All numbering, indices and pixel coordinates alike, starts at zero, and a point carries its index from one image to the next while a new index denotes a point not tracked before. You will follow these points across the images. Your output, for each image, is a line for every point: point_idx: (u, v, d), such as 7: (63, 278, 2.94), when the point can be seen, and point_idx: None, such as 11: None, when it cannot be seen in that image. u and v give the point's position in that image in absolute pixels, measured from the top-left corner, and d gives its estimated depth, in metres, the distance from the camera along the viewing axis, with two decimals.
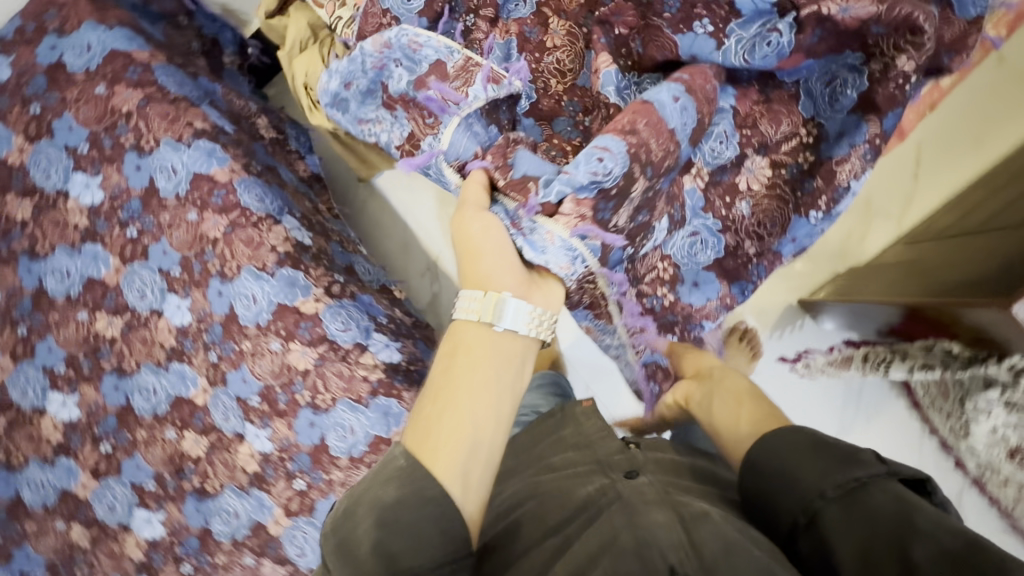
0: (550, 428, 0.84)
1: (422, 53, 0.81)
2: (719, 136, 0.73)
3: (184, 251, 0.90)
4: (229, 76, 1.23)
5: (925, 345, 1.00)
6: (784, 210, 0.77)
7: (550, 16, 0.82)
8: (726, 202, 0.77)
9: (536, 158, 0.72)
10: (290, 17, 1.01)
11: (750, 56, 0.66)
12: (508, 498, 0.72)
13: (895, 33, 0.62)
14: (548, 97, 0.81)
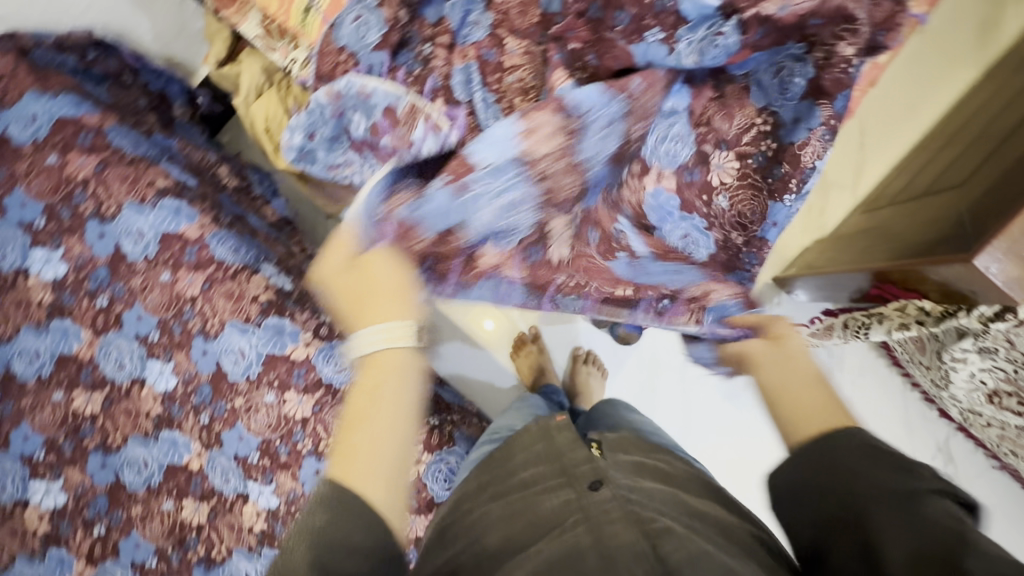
0: (528, 442, 0.80)
1: (373, 99, 0.85)
2: (674, 137, 0.73)
3: (161, 314, 0.88)
4: (180, 127, 1.18)
5: (898, 306, 0.97)
6: (759, 198, 0.73)
7: (504, 36, 0.84)
8: (704, 200, 0.74)
9: (445, 199, 0.67)
10: (242, 63, 1.01)
11: (700, 57, 0.68)
12: (478, 515, 0.70)
13: (831, 23, 0.63)
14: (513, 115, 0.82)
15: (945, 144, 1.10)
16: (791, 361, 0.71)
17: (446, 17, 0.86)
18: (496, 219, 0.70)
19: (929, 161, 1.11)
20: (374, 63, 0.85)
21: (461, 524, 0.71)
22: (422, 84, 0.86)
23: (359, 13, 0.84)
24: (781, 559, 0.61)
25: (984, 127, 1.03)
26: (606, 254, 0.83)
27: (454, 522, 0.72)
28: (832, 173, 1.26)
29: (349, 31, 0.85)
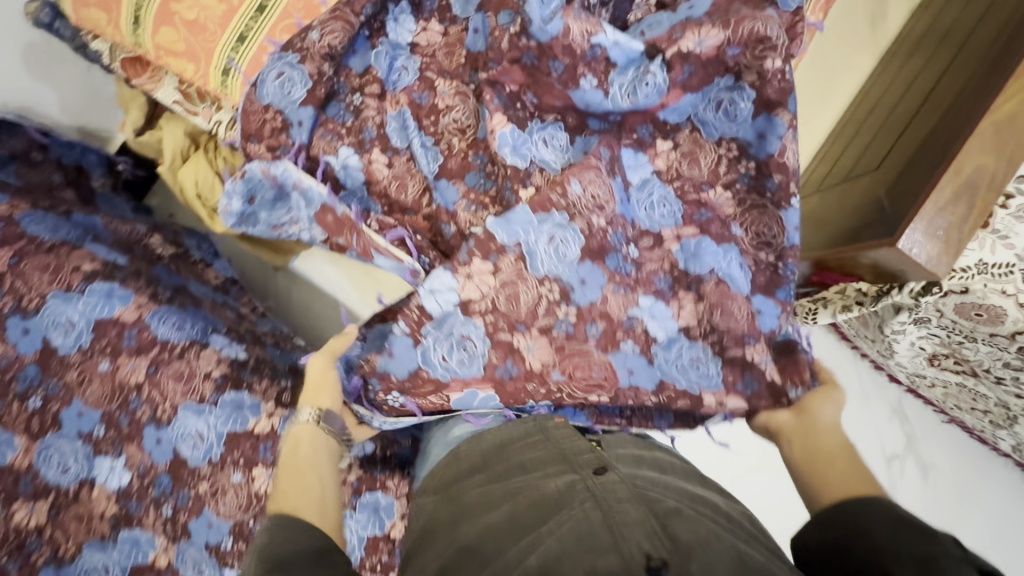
0: (522, 437, 0.67)
1: (310, 194, 0.83)
2: (659, 202, 0.78)
3: (103, 407, 0.82)
4: (103, 200, 1.14)
5: (839, 289, 1.01)
6: (767, 212, 0.76)
7: (434, 79, 0.86)
8: (724, 230, 0.77)
9: (401, 346, 0.73)
10: (161, 128, 0.96)
11: (635, 97, 0.75)
12: (473, 497, 0.59)
13: (750, 49, 0.73)
14: (454, 156, 0.84)
15: (861, 128, 1.19)
16: (816, 438, 0.65)
17: (372, 65, 0.86)
18: (457, 366, 0.72)
19: (850, 146, 1.19)
20: (306, 117, 0.82)
21: (443, 516, 0.60)
22: (359, 135, 0.85)
23: (280, 69, 0.81)
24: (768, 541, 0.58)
25: (894, 110, 1.12)
26: (609, 354, 0.73)
27: (433, 510, 0.62)
28: None
29: (273, 90, 0.81)
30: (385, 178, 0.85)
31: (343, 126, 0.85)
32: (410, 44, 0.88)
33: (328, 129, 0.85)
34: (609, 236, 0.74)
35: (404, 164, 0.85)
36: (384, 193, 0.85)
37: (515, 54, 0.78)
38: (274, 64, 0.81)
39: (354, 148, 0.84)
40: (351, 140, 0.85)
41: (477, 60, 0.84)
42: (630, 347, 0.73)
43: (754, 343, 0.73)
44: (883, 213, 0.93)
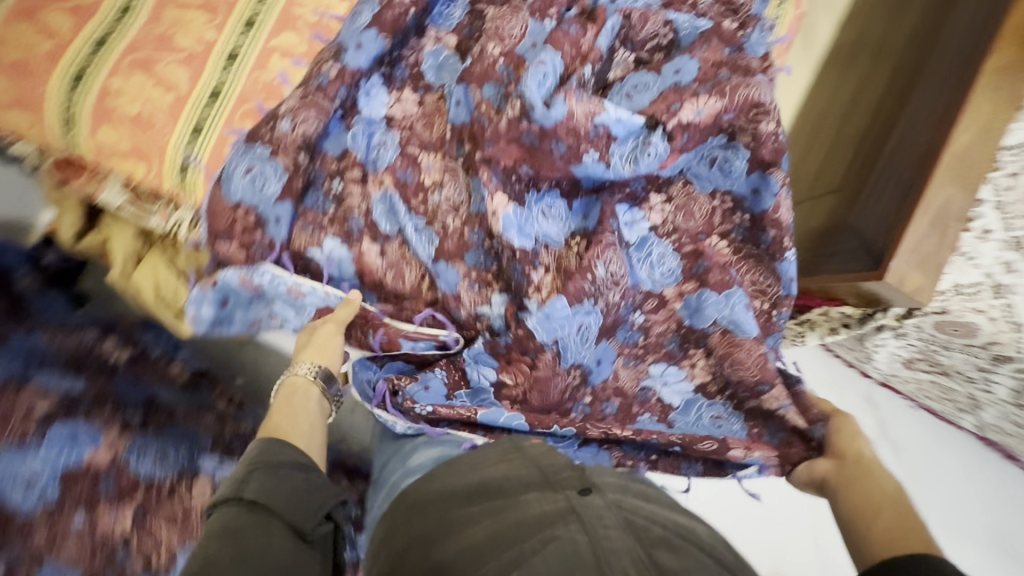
0: (497, 453, 0.68)
1: (306, 299, 0.79)
2: (659, 258, 0.81)
3: (85, 568, 0.65)
4: (39, 299, 1.01)
5: (823, 311, 1.05)
6: (763, 263, 0.82)
7: (417, 154, 0.82)
8: (726, 278, 0.80)
9: (440, 392, 0.79)
10: (104, 230, 0.85)
11: (637, 165, 0.76)
12: (452, 518, 0.58)
13: (745, 114, 0.77)
14: (450, 236, 0.80)
15: (825, 144, 1.23)
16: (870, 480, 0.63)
17: (350, 146, 0.81)
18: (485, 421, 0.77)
19: (818, 164, 1.24)
20: (284, 212, 0.77)
21: (419, 535, 0.58)
22: (345, 225, 0.80)
23: (249, 165, 0.74)
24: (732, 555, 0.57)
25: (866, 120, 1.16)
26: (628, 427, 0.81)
27: (404, 526, 0.61)
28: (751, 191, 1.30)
29: (243, 185, 0.75)
30: (379, 267, 0.80)
31: (327, 215, 0.80)
32: (385, 117, 0.82)
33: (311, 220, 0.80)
34: (620, 310, 0.80)
35: (396, 250, 0.81)
36: (379, 283, 0.81)
37: (514, 136, 0.76)
38: (241, 158, 0.74)
39: (341, 239, 0.80)
40: (335, 230, 0.80)
41: (464, 132, 0.80)
42: (647, 416, 0.82)
43: (768, 390, 0.80)
44: (882, 228, 0.92)
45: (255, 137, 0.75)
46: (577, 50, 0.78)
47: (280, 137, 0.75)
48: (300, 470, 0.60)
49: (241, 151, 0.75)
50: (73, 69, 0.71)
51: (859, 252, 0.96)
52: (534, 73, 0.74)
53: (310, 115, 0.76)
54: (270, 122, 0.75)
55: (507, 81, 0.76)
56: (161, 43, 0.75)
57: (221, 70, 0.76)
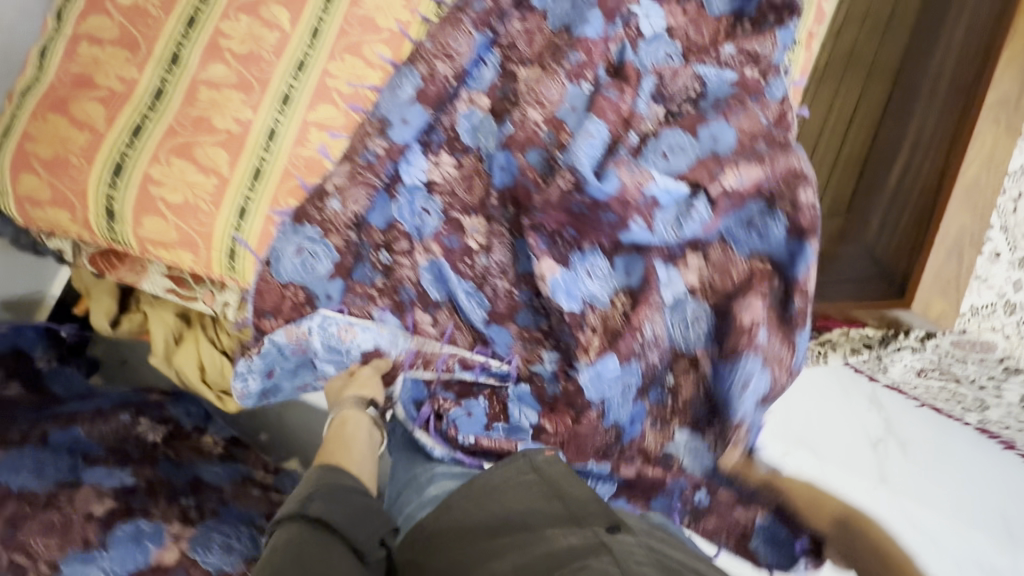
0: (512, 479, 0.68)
1: (355, 339, 0.79)
2: (692, 319, 0.79)
3: None
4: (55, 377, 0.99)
5: (844, 333, 1.10)
6: (786, 329, 0.75)
7: (461, 218, 0.82)
8: (747, 338, 0.74)
9: (478, 422, 0.79)
10: (142, 311, 0.83)
11: (681, 230, 0.77)
12: (479, 552, 0.58)
13: (786, 181, 0.77)
14: (500, 299, 0.81)
15: (830, 160, 1.24)
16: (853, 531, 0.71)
17: (395, 216, 0.81)
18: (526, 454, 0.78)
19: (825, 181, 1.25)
20: (336, 288, 0.78)
21: None
22: (395, 295, 0.80)
23: (300, 246, 0.76)
24: None
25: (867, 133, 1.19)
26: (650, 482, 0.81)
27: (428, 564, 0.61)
28: None
29: (294, 268, 0.76)
30: (433, 335, 0.81)
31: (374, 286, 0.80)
32: (427, 183, 0.82)
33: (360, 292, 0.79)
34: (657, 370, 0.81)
35: (447, 317, 0.82)
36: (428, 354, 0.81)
37: (564, 205, 0.78)
38: (291, 239, 0.75)
39: (392, 310, 0.80)
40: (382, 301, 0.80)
41: (508, 196, 0.82)
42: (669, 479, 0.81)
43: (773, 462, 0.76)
44: (916, 245, 0.95)
45: (303, 217, 0.76)
46: (618, 114, 0.80)
47: (327, 215, 0.77)
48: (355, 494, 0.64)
49: (288, 236, 0.75)
50: (112, 161, 0.70)
51: (895, 273, 0.98)
52: (584, 144, 0.77)
53: (353, 197, 0.78)
54: (319, 201, 0.77)
55: (551, 146, 0.78)
56: (198, 125, 0.73)
57: (261, 150, 0.75)
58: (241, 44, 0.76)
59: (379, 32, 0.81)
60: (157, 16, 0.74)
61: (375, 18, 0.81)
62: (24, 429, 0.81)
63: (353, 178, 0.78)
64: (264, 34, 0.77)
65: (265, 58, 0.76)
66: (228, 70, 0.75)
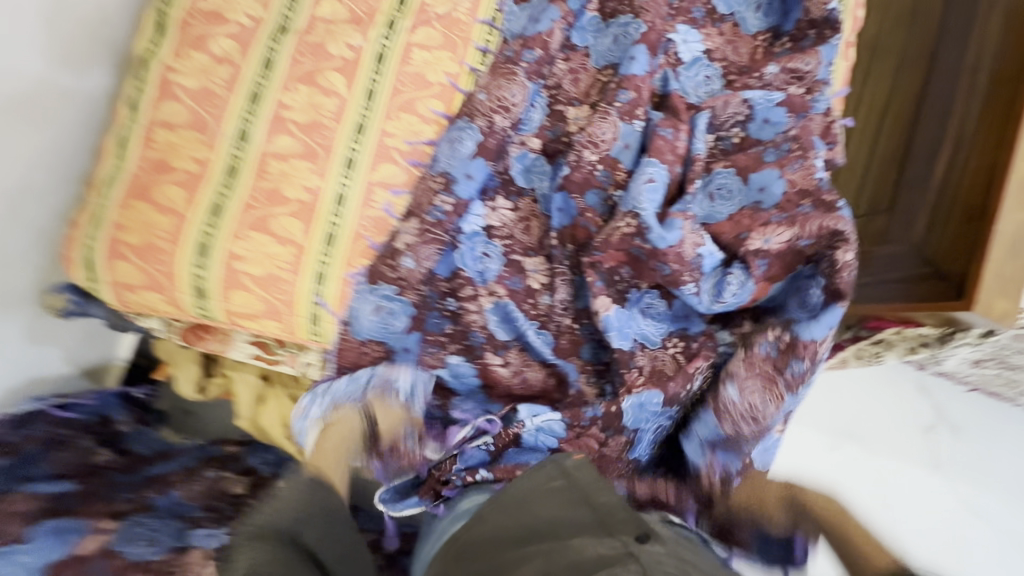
0: (543, 483, 0.67)
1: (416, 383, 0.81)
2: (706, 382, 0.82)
3: None
4: (136, 438, 1.00)
5: (897, 332, 1.09)
6: (772, 389, 0.77)
7: (522, 261, 0.84)
8: (715, 396, 0.79)
9: (475, 454, 0.80)
10: (226, 375, 0.87)
11: (720, 296, 0.80)
12: (509, 559, 0.56)
13: (826, 239, 0.78)
14: (565, 335, 0.84)
15: (864, 156, 1.19)
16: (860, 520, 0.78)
17: (459, 263, 0.83)
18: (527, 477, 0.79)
19: (858, 181, 1.19)
20: (411, 340, 0.82)
21: None
22: (465, 341, 0.83)
23: (379, 305, 0.80)
24: None
25: (899, 124, 1.14)
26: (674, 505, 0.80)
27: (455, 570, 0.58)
28: None
29: (372, 324, 0.80)
30: (506, 376, 0.83)
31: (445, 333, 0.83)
32: (485, 228, 0.84)
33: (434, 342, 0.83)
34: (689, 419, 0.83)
35: (517, 357, 0.84)
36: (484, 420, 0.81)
37: (624, 245, 0.80)
38: (369, 297, 0.79)
39: (463, 355, 0.83)
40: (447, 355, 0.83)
41: (567, 236, 0.85)
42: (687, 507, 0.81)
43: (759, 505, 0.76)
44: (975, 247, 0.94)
45: (377, 276, 0.79)
46: (674, 153, 0.84)
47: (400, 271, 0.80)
48: (339, 519, 0.63)
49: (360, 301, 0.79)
50: (196, 242, 0.73)
51: (961, 273, 0.96)
52: (647, 189, 0.80)
53: (423, 251, 0.81)
54: (392, 258, 0.80)
55: (607, 186, 0.83)
56: (272, 198, 0.76)
57: (331, 216, 0.77)
58: (302, 113, 0.78)
59: (430, 87, 0.83)
60: (223, 95, 0.76)
61: (426, 73, 0.82)
62: (127, 497, 0.85)
63: (423, 236, 0.81)
64: (322, 102, 0.78)
65: (327, 125, 0.78)
66: (295, 141, 0.77)
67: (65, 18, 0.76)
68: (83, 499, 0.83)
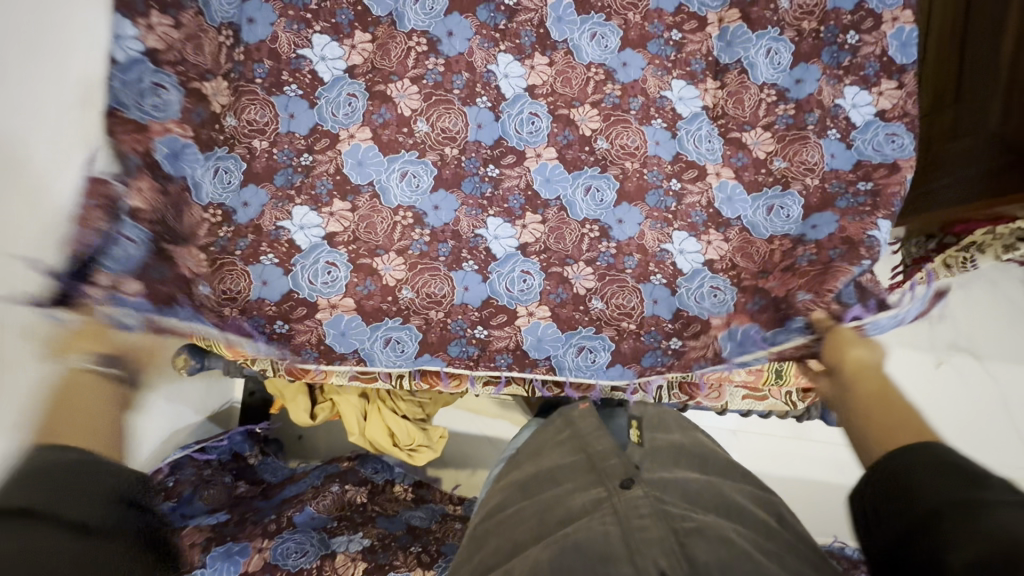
0: (552, 434, 0.76)
1: (505, 262, 0.92)
2: (710, 290, 0.91)
3: None
4: (265, 469, 1.15)
5: (989, 231, 0.98)
6: (607, 249, 0.92)
7: (563, 252, 0.92)
8: (587, 149, 0.93)
9: (502, 261, 0.92)
10: (332, 401, 0.99)
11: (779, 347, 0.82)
12: (509, 514, 0.62)
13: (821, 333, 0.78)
14: (612, 310, 0.91)
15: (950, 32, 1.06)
16: None
17: (275, 23, 0.89)
18: (589, 202, 0.92)
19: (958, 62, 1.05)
20: (455, 25, 0.91)
21: (482, 527, 0.63)
22: (816, 39, 0.92)
23: (656, 139, 0.93)
24: (774, 525, 0.56)
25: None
26: (641, 283, 0.92)
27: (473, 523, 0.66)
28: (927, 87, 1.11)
29: (770, 223, 0.91)
30: (574, 359, 0.91)
31: (542, 248, 0.92)
32: (519, 246, 0.92)
33: (204, 44, 0.86)
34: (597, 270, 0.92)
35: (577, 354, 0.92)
36: (530, 184, 0.92)
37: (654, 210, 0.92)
38: (206, 163, 0.87)
39: (861, 85, 0.91)
40: (266, 232, 0.88)
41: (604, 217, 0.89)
42: (657, 279, 0.92)
43: (663, 282, 0.92)
44: None
45: (211, 142, 0.87)
46: (673, 122, 0.94)
47: (318, 196, 0.90)
48: None
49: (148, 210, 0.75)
50: None
51: None
52: (711, 299, 0.91)
53: (392, 49, 0.90)
54: (217, 123, 0.88)
55: (660, 182, 0.93)
56: None
57: None
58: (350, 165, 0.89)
59: (454, 112, 0.91)
60: (281, 165, 0.89)
61: (451, 110, 0.91)
62: (274, 517, 0.98)
63: (430, 99, 0.91)
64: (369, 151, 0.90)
65: None
66: None
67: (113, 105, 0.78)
68: (238, 525, 0.96)
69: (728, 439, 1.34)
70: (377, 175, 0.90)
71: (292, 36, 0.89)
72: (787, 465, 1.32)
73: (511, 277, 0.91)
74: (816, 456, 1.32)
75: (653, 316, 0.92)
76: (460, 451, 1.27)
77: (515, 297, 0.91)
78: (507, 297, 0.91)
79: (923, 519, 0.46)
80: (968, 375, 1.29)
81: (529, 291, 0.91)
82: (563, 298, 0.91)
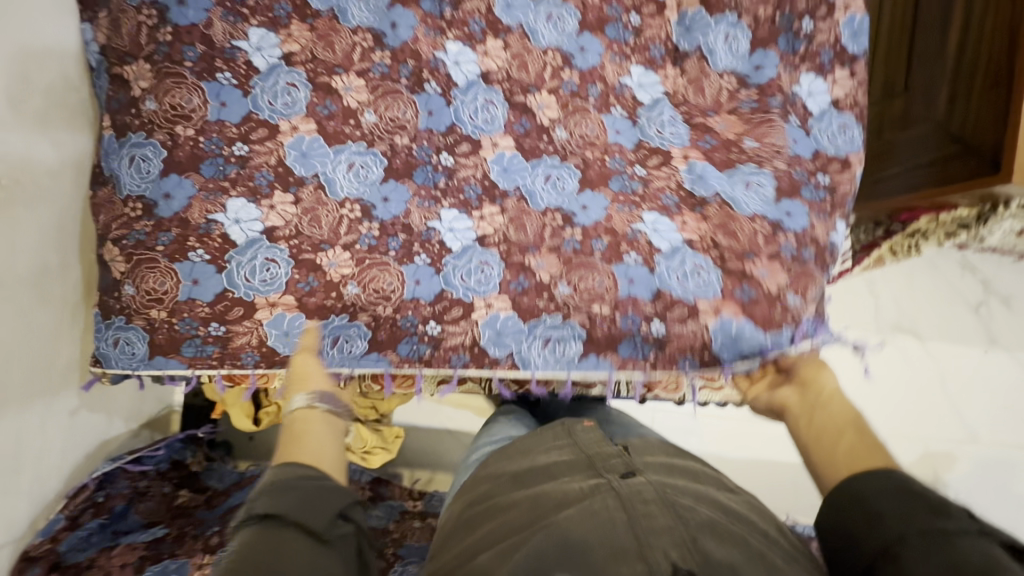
0: (549, 436, 0.72)
1: (458, 251, 0.87)
2: (694, 269, 0.86)
3: None
4: (209, 474, 1.07)
5: (932, 220, 1.01)
6: (562, 236, 0.88)
7: (521, 244, 0.87)
8: (546, 138, 0.89)
9: (456, 253, 0.87)
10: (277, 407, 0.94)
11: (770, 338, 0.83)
12: (505, 501, 0.59)
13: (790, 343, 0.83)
14: (582, 295, 0.86)
15: (898, 22, 1.07)
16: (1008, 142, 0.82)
17: (210, 9, 0.81)
18: (550, 193, 0.88)
19: (906, 49, 1.06)
20: (399, 17, 0.85)
21: (471, 518, 0.59)
22: (772, 25, 0.91)
23: (617, 128, 0.90)
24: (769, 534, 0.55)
25: None
26: (613, 265, 0.86)
27: (458, 515, 0.62)
28: (876, 74, 1.12)
29: (750, 199, 0.88)
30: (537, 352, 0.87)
31: (501, 236, 0.87)
32: (476, 238, 0.87)
33: (124, 25, 0.80)
34: (562, 259, 0.87)
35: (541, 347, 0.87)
36: (486, 173, 0.88)
37: (618, 197, 0.89)
38: (123, 151, 0.81)
39: (817, 73, 0.91)
40: (195, 227, 0.81)
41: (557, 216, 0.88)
42: (632, 258, 0.86)
43: (637, 257, 0.86)
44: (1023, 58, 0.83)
45: (126, 129, 0.81)
46: (632, 112, 0.91)
47: (257, 188, 0.83)
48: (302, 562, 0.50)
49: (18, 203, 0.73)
50: None
51: (1000, 130, 0.86)
52: (696, 279, 0.86)
53: (336, 42, 0.84)
54: (135, 108, 0.80)
55: (624, 170, 0.90)
56: None
57: None
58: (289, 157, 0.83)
59: (401, 99, 0.86)
60: (206, 151, 0.82)
61: (398, 99, 0.85)
62: (217, 529, 0.94)
63: (376, 91, 0.85)
64: (310, 141, 0.84)
65: None
66: None
67: (38, 77, 0.75)
68: (177, 540, 0.91)
69: (688, 423, 1.36)
70: (322, 167, 0.84)
71: (227, 26, 0.81)
72: (745, 447, 1.35)
73: (466, 265, 0.87)
74: (771, 437, 1.36)
75: (630, 297, 0.86)
76: (420, 445, 1.23)
77: (467, 289, 0.86)
78: (461, 288, 0.86)
79: (885, 547, 0.50)
80: (909, 355, 1.34)
81: (487, 282, 0.86)
82: (525, 285, 0.87)
